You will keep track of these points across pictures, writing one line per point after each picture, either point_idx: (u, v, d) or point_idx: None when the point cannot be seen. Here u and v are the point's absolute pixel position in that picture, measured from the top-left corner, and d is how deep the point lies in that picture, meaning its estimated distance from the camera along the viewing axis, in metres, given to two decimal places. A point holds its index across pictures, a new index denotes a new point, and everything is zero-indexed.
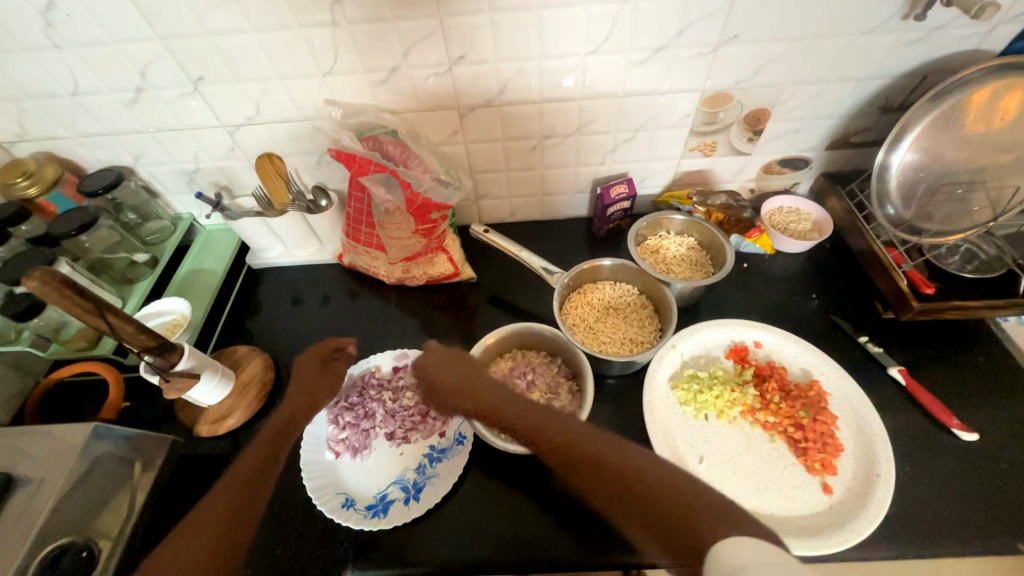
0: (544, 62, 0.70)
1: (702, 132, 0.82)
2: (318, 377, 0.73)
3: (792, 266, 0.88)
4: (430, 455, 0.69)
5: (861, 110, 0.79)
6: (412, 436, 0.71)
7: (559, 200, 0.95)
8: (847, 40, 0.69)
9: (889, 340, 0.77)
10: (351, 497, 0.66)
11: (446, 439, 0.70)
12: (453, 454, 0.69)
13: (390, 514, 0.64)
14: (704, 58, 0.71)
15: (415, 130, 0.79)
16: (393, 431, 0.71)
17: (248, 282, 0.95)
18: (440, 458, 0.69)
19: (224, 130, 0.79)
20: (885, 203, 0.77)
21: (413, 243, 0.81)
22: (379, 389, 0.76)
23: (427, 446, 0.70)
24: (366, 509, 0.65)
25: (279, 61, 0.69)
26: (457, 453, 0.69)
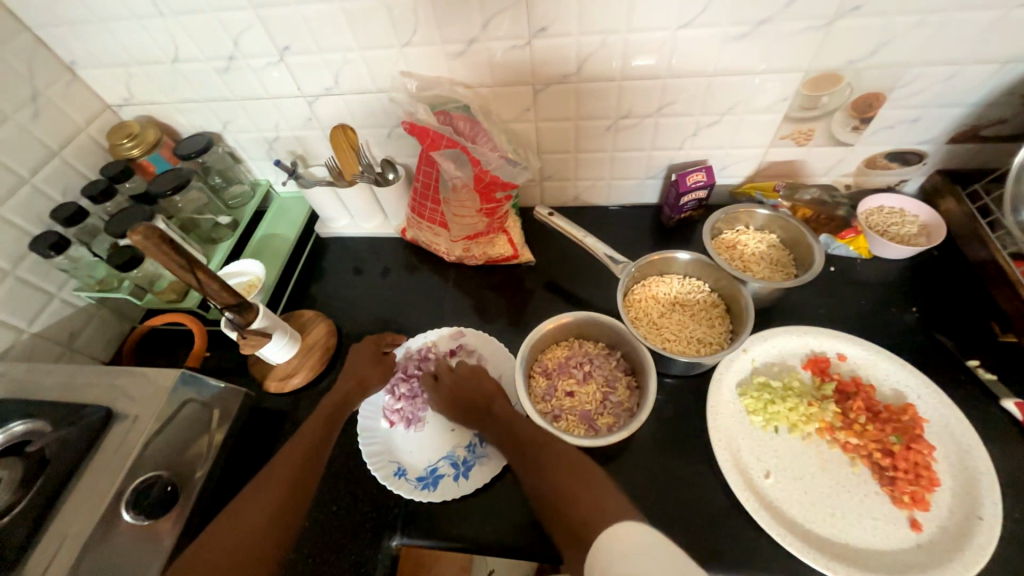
0: (629, 36, 0.66)
1: (799, 118, 0.74)
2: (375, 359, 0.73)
3: (889, 273, 0.79)
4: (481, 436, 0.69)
5: (1001, 98, 0.68)
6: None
7: (628, 185, 0.90)
8: (998, 14, 0.59)
9: (1006, 367, 0.67)
10: (403, 467, 0.67)
11: None
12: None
13: (440, 488, 0.65)
14: (814, 33, 0.63)
15: (487, 105, 0.78)
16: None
17: (316, 250, 0.99)
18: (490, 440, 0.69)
19: (304, 101, 0.81)
20: (1018, 207, 0.66)
21: (476, 222, 0.81)
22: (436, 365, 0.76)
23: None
24: (417, 480, 0.66)
25: (361, 32, 0.69)
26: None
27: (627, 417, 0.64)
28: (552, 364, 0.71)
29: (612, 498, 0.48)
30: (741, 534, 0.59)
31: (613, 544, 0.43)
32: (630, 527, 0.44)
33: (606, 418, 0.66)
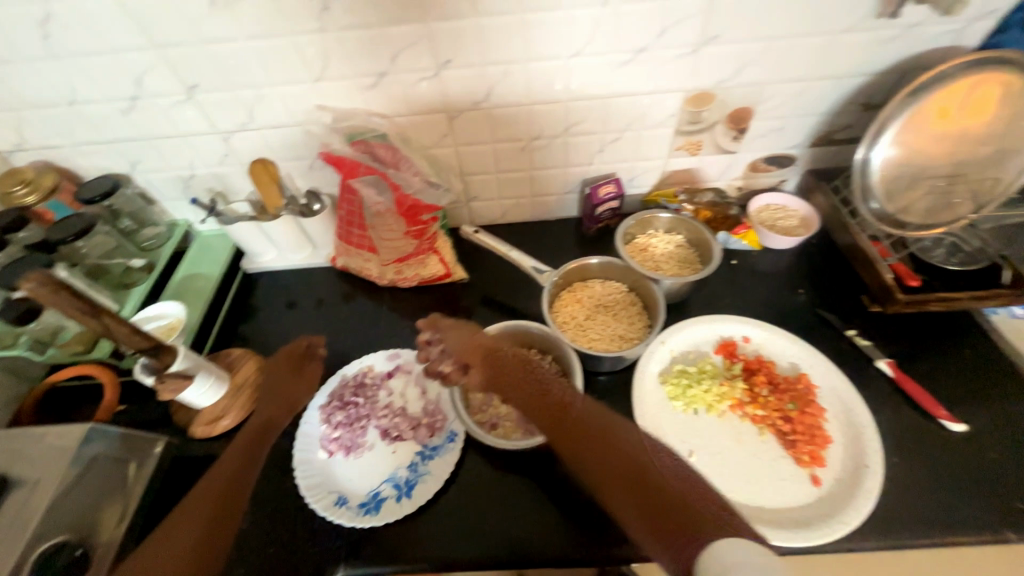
0: (529, 65, 0.72)
1: (687, 131, 0.84)
2: (294, 378, 0.73)
3: (780, 262, 0.89)
4: (422, 453, 0.70)
5: (843, 107, 0.81)
6: (404, 433, 0.71)
7: (550, 201, 0.96)
8: (827, 39, 0.70)
9: (877, 333, 0.78)
10: (343, 496, 0.66)
11: (438, 437, 0.71)
12: (446, 451, 0.69)
13: (382, 512, 0.64)
14: (686, 58, 0.72)
15: (406, 133, 0.81)
16: (388, 428, 0.72)
17: (244, 286, 0.96)
18: (431, 457, 0.69)
19: (219, 137, 0.80)
20: (868, 198, 0.76)
21: (404, 244, 0.82)
22: (371, 389, 0.76)
23: (420, 445, 0.70)
24: (359, 507, 0.65)
25: (271, 68, 0.71)
26: (450, 450, 0.69)
27: (559, 416, 0.67)
28: None
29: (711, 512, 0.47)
30: None
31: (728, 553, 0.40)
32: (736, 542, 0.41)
33: None
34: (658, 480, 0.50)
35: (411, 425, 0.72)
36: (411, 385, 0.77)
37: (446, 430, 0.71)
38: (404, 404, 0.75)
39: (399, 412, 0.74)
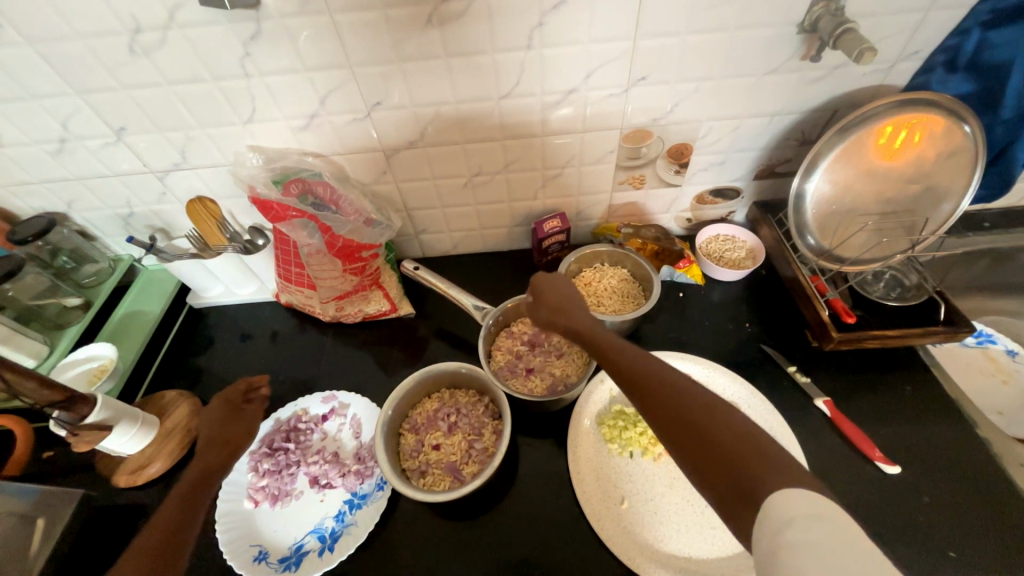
0: (460, 105, 0.72)
1: (629, 166, 0.83)
2: (231, 425, 0.66)
3: (727, 294, 0.89)
4: (351, 502, 0.69)
5: (781, 142, 0.81)
6: (332, 480, 0.70)
7: (499, 233, 0.96)
8: (754, 80, 0.71)
9: (818, 370, 0.77)
10: (265, 550, 0.65)
11: (368, 484, 0.70)
12: (375, 500, 0.68)
13: (302, 567, 0.63)
14: (617, 97, 0.72)
15: (344, 171, 0.81)
16: (316, 476, 0.70)
17: (189, 322, 0.95)
18: (359, 505, 0.68)
19: (153, 176, 0.79)
20: (805, 233, 0.78)
21: (342, 282, 0.81)
22: (304, 433, 0.75)
23: (348, 492, 0.69)
24: (279, 562, 0.64)
25: (198, 111, 0.70)
26: (378, 499, 0.68)
27: (488, 463, 0.66)
28: (421, 419, 0.73)
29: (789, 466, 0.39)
30: (602, 564, 0.63)
31: (792, 508, 0.36)
32: (803, 500, 0.36)
33: (470, 467, 0.68)
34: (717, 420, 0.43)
35: (340, 471, 0.71)
36: (345, 429, 0.76)
37: (376, 476, 0.70)
38: (338, 449, 0.74)
39: (329, 458, 0.72)
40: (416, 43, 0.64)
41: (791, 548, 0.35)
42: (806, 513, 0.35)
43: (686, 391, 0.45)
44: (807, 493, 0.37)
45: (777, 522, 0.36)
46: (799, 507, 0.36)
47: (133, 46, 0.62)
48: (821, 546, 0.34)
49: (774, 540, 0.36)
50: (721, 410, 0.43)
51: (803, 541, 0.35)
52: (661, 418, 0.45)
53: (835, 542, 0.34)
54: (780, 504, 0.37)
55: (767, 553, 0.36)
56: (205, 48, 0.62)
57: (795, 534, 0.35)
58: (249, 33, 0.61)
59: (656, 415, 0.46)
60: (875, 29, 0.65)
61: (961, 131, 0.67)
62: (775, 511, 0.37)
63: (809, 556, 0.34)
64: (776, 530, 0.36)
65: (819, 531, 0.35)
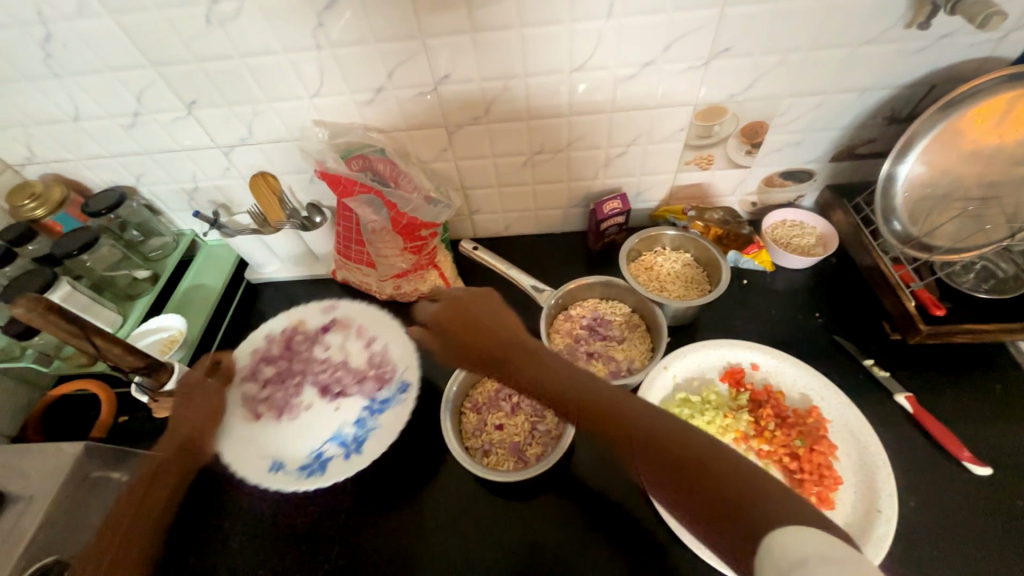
0: (529, 79, 0.69)
1: (698, 145, 0.79)
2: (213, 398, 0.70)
3: (794, 282, 0.85)
4: (370, 409, 0.70)
5: (866, 120, 0.76)
6: (346, 388, 0.72)
7: (554, 214, 0.94)
8: (846, 51, 0.66)
9: (897, 364, 0.73)
10: (280, 462, 0.67)
11: (388, 390, 0.72)
12: (393, 406, 0.70)
13: (327, 471, 0.65)
14: (695, 71, 0.68)
15: (405, 148, 0.79)
16: (328, 385, 0.73)
17: (247, 296, 0.97)
18: (379, 410, 0.70)
19: (219, 151, 0.80)
20: (890, 219, 0.73)
21: (401, 259, 0.81)
22: (309, 343, 0.77)
23: (366, 399, 0.71)
24: (299, 470, 0.66)
25: (267, 84, 0.70)
26: (398, 403, 0.70)
27: (554, 446, 0.66)
28: (482, 398, 0.72)
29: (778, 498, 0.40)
30: (667, 550, 0.63)
31: (801, 548, 0.36)
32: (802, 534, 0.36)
33: (534, 449, 0.67)
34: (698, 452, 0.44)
35: (356, 377, 0.74)
36: (349, 337, 0.78)
37: (394, 383, 0.72)
38: (345, 359, 0.76)
39: (340, 369, 0.75)
40: (490, 13, 0.61)
41: None
42: (813, 552, 0.35)
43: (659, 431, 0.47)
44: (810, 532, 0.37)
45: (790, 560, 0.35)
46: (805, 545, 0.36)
47: (209, 17, 0.61)
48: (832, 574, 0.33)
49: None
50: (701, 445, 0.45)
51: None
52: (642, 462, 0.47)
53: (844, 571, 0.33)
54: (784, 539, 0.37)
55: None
56: (278, 17, 0.61)
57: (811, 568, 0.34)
58: (324, 2, 0.60)
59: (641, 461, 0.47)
60: None
61: None
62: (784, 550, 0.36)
63: None
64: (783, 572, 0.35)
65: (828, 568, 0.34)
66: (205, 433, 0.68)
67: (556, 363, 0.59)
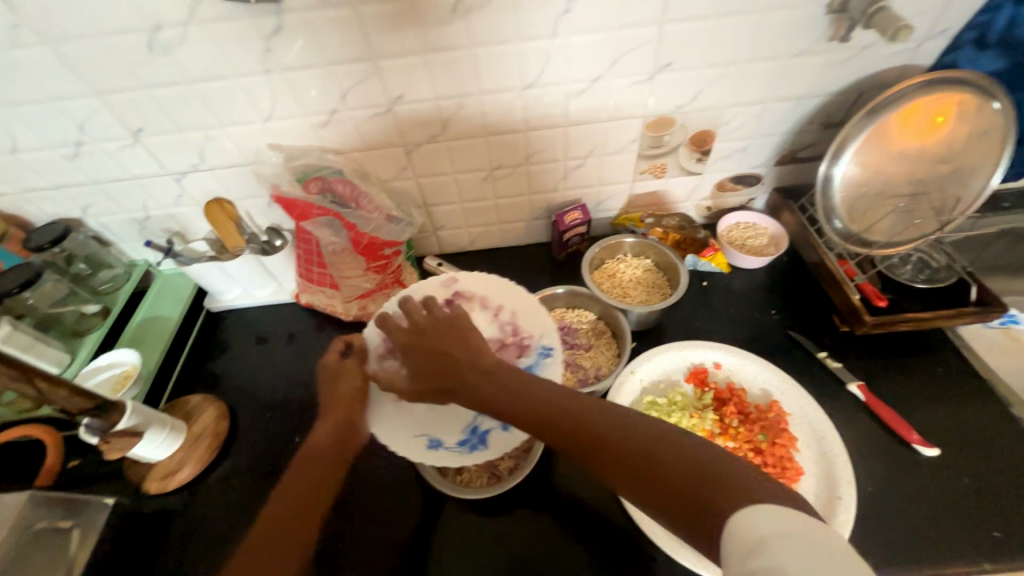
0: (483, 97, 0.70)
1: (650, 155, 0.83)
2: (336, 385, 0.65)
3: (750, 282, 0.89)
4: None
5: (804, 126, 0.80)
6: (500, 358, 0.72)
7: (518, 227, 0.95)
8: (780, 63, 0.70)
9: (848, 355, 0.77)
10: (438, 439, 0.65)
11: (532, 355, 0.72)
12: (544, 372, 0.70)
13: (491, 444, 0.64)
14: (641, 85, 0.71)
15: (364, 168, 0.79)
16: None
17: (208, 325, 0.94)
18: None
19: (170, 178, 0.78)
20: (832, 217, 0.77)
21: (365, 280, 0.80)
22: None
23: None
24: (460, 445, 0.65)
25: (217, 110, 0.68)
26: (550, 365, 0.70)
27: (525, 462, 0.67)
28: None
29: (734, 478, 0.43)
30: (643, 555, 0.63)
31: (760, 529, 0.38)
32: (758, 513, 0.39)
33: (506, 462, 0.67)
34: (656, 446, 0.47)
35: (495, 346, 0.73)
36: (474, 308, 0.75)
37: (536, 350, 0.72)
38: None
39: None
40: (439, 34, 0.62)
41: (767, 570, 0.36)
42: (772, 531, 0.38)
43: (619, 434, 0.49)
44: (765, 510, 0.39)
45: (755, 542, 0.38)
46: (762, 525, 0.39)
47: (151, 45, 0.60)
48: (790, 552, 0.36)
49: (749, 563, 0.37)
50: (659, 441, 0.47)
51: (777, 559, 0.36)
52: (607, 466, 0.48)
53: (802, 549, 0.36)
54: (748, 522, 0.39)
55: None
56: (225, 43, 0.61)
57: (771, 545, 0.37)
58: (271, 28, 0.60)
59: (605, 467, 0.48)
60: (906, 8, 0.64)
61: (990, 110, 0.67)
62: (745, 533, 0.39)
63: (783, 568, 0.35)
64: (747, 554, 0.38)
65: (787, 547, 0.37)
66: (349, 419, 0.62)
67: (505, 377, 0.57)
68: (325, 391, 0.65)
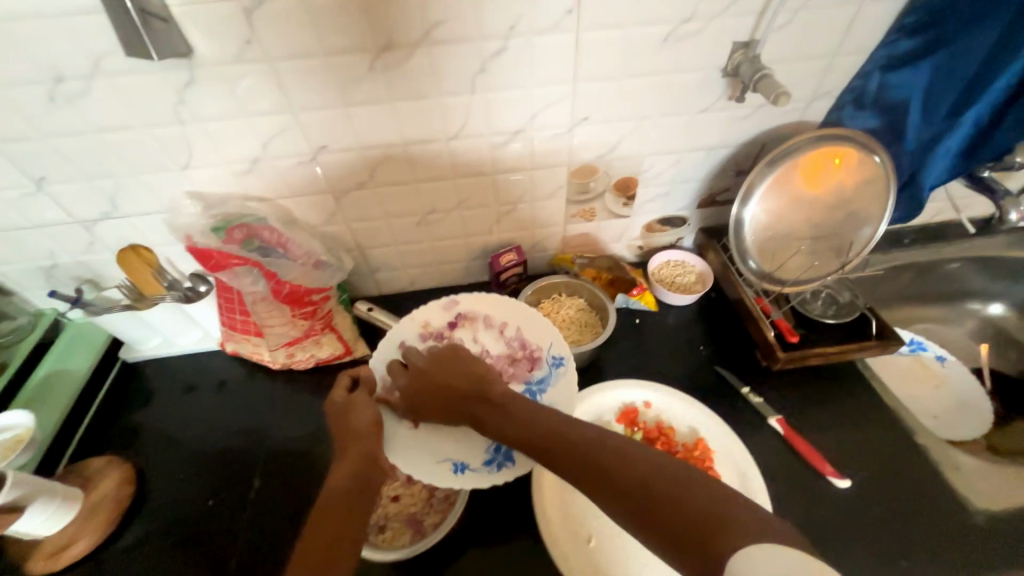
0: (408, 147, 0.72)
1: (578, 201, 0.86)
2: (352, 418, 0.61)
3: (680, 319, 0.92)
4: (531, 390, 0.70)
5: (718, 173, 0.86)
6: (508, 375, 0.71)
7: (456, 267, 0.96)
8: (687, 118, 0.75)
9: (769, 389, 0.80)
10: (462, 463, 0.64)
11: (543, 368, 0.71)
12: (554, 382, 0.70)
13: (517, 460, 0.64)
14: (562, 136, 0.75)
15: (292, 214, 0.78)
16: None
17: (123, 376, 0.88)
18: (543, 389, 0.70)
19: (79, 226, 0.74)
20: (746, 258, 0.82)
21: (291, 328, 0.79)
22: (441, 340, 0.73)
23: (523, 381, 0.70)
24: (485, 465, 0.64)
25: (129, 159, 0.66)
26: (561, 375, 0.70)
27: (448, 516, 0.64)
28: None
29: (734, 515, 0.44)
30: None
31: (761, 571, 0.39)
32: (761, 551, 0.40)
33: (432, 517, 0.65)
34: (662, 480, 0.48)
35: (507, 362, 0.72)
36: (479, 329, 0.74)
37: (546, 361, 0.71)
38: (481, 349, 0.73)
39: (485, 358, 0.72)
40: (360, 89, 0.64)
41: None
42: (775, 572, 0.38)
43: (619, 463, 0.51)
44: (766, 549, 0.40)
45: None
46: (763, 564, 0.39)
47: (53, 96, 0.58)
48: None
49: None
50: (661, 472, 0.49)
51: None
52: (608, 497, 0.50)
53: None
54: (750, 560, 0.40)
55: None
56: (135, 95, 0.60)
57: None
58: (183, 81, 0.59)
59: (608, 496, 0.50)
60: (791, 73, 0.71)
61: (872, 162, 0.74)
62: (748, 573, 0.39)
63: None
64: None
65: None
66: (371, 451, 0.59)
67: (514, 406, 0.60)
68: (338, 428, 0.61)
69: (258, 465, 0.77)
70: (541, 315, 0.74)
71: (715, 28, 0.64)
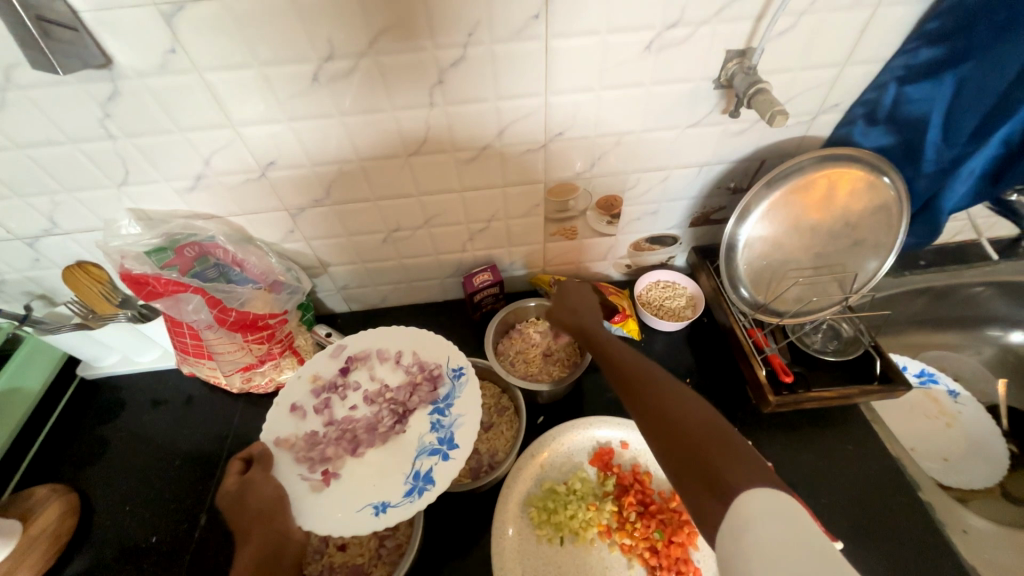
0: (365, 163, 0.66)
1: (558, 219, 0.79)
2: (249, 504, 0.57)
3: (667, 347, 0.85)
4: (437, 409, 0.64)
5: (712, 191, 0.78)
6: (413, 404, 0.65)
7: (430, 285, 0.90)
8: (676, 132, 0.68)
9: (757, 432, 0.74)
10: (382, 501, 0.58)
11: (446, 386, 0.66)
12: (459, 393, 0.65)
13: (438, 481, 0.58)
14: (537, 152, 0.68)
15: (246, 231, 0.73)
16: (372, 420, 0.65)
17: (79, 397, 0.84)
18: (449, 404, 0.65)
19: (20, 243, 0.70)
20: (738, 286, 0.74)
21: (243, 355, 0.73)
22: (334, 393, 0.67)
23: (430, 404, 0.65)
24: (404, 497, 0.58)
25: (62, 175, 0.61)
26: (463, 386, 0.66)
27: (394, 569, 0.61)
28: None
29: (748, 455, 0.41)
30: None
31: (752, 512, 0.37)
32: (757, 495, 0.38)
33: (379, 571, 0.63)
34: (698, 418, 0.45)
35: (409, 391, 0.67)
36: (373, 366, 0.70)
37: (448, 375, 0.67)
38: (381, 385, 0.68)
39: (385, 394, 0.67)
40: (305, 101, 0.58)
41: (749, 552, 0.36)
42: (766, 515, 0.36)
43: (656, 380, 0.50)
44: (768, 494, 0.38)
45: (740, 522, 0.37)
46: (759, 508, 0.37)
47: None
48: (778, 541, 0.35)
49: (737, 541, 0.37)
50: (684, 395, 0.47)
51: (761, 543, 0.35)
52: (638, 403, 0.49)
53: (791, 538, 0.35)
54: (744, 505, 0.37)
55: (727, 554, 0.37)
56: (56, 107, 0.54)
57: (754, 531, 0.36)
58: (105, 94, 0.54)
59: (635, 399, 0.50)
60: (793, 85, 0.63)
61: (883, 184, 0.66)
62: (740, 511, 0.37)
63: (772, 556, 0.34)
64: (738, 532, 0.37)
65: (776, 532, 0.35)
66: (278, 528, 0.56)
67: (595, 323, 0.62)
68: (232, 518, 0.56)
69: (207, 500, 0.73)
70: (433, 337, 0.71)
71: (706, 34, 0.57)
